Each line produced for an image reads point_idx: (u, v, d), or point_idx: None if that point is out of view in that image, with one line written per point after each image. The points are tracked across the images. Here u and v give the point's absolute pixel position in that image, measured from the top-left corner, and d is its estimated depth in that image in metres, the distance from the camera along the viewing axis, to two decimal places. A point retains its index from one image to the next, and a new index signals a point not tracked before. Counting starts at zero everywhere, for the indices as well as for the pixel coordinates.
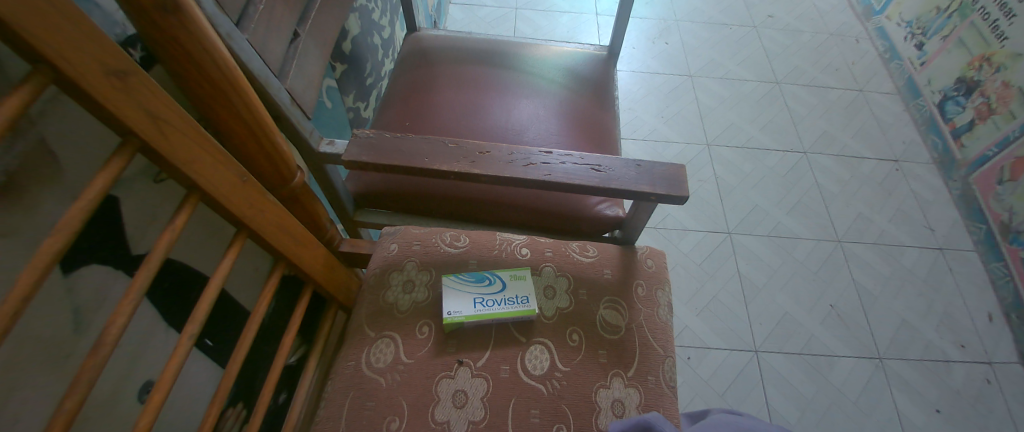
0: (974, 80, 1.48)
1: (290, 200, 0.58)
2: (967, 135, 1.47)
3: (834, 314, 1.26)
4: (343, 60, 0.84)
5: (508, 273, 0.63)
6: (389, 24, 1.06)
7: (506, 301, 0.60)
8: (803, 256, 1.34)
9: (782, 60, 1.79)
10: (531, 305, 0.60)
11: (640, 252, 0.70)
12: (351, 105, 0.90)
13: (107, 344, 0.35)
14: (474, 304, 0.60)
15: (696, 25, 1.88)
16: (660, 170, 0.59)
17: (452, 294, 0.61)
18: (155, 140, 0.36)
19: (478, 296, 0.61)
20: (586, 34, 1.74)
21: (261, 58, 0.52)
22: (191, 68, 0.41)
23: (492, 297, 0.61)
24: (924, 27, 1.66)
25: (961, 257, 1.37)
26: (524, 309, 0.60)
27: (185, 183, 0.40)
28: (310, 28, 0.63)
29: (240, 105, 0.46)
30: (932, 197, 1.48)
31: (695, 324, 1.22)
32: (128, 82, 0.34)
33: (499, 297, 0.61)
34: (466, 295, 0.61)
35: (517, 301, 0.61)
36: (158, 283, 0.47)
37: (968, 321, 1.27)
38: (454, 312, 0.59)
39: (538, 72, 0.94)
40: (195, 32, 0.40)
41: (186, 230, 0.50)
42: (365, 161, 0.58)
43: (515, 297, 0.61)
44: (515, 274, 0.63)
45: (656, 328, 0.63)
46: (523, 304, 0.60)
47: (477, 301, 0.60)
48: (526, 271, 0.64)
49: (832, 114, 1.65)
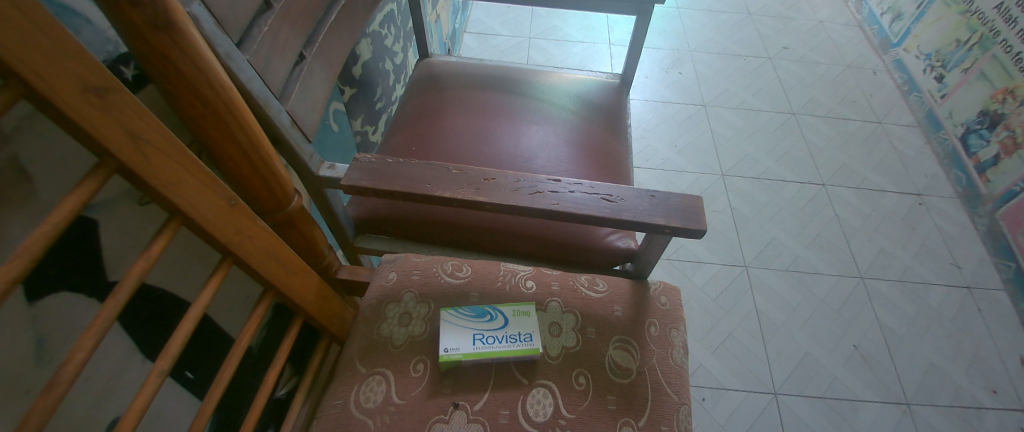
0: (997, 113, 1.43)
1: (285, 226, 0.56)
2: (992, 170, 1.42)
3: (858, 355, 1.18)
4: (352, 84, 0.83)
5: (510, 308, 0.59)
6: (401, 50, 1.06)
7: (508, 339, 0.56)
8: (824, 293, 1.28)
9: (798, 91, 1.76)
10: (534, 343, 0.56)
11: (653, 288, 0.65)
12: (359, 129, 0.89)
13: (63, 381, 0.32)
14: (473, 341, 0.56)
15: (709, 55, 1.88)
16: (675, 201, 0.56)
17: (450, 329, 0.57)
18: (134, 162, 0.35)
19: (477, 331, 0.57)
20: (599, 63, 1.74)
21: (262, 79, 0.50)
22: (182, 88, 0.39)
23: (493, 334, 0.57)
24: (944, 59, 1.63)
25: (990, 297, 1.29)
26: (527, 348, 0.56)
27: (166, 207, 0.38)
28: (318, 50, 0.62)
29: (235, 126, 0.44)
30: (957, 233, 1.41)
31: (710, 362, 1.16)
32: (107, 100, 0.32)
33: (501, 334, 0.57)
34: (465, 331, 0.57)
35: (520, 339, 0.57)
36: (136, 310, 0.44)
37: (1001, 366, 1.18)
38: (452, 349, 0.55)
39: (549, 98, 0.92)
40: (188, 51, 0.38)
41: (169, 255, 0.48)
42: (365, 185, 0.55)
43: (517, 334, 0.57)
44: (519, 309, 0.59)
45: (669, 372, 0.58)
46: (526, 343, 0.56)
47: (477, 337, 0.56)
48: (530, 306, 0.60)
49: (851, 146, 1.60)
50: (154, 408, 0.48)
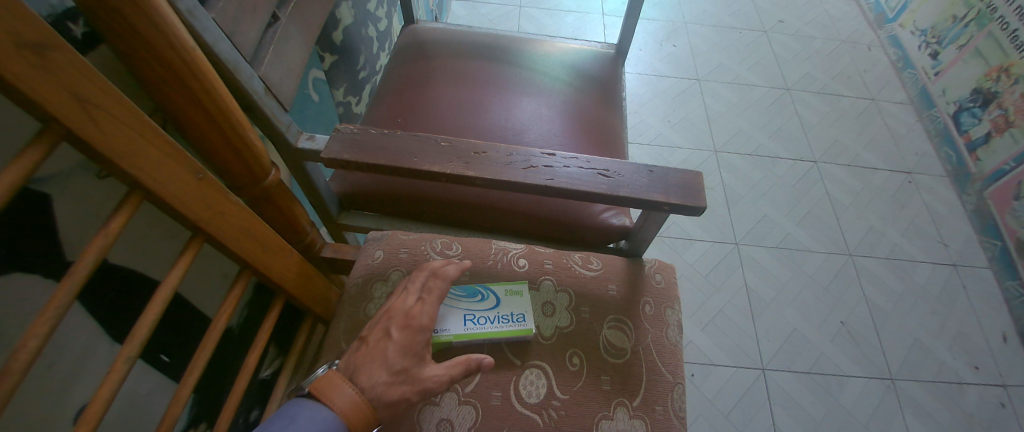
0: (991, 91, 1.42)
1: (263, 201, 0.53)
2: (983, 149, 1.42)
3: (845, 331, 1.20)
4: (333, 51, 0.78)
5: (502, 288, 0.57)
6: (386, 16, 1.00)
7: (500, 320, 0.54)
8: (813, 269, 1.28)
9: (792, 66, 1.73)
10: (527, 324, 0.55)
11: (649, 266, 0.64)
12: (341, 99, 0.85)
13: (16, 371, 0.29)
14: (464, 321, 0.53)
15: (704, 28, 1.83)
16: (674, 177, 0.54)
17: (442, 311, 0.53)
18: (85, 130, 0.31)
19: (468, 311, 0.54)
20: (592, 34, 1.68)
21: (231, 41, 0.46)
22: (140, 48, 0.36)
23: (484, 315, 0.54)
24: (939, 36, 1.61)
25: (975, 275, 1.31)
26: (520, 328, 0.54)
27: (126, 181, 0.35)
28: (293, 11, 0.57)
29: (202, 94, 0.40)
30: (946, 211, 1.42)
31: (700, 339, 1.16)
32: (49, 59, 0.28)
33: (493, 314, 0.55)
34: (455, 310, 0.54)
35: (512, 319, 0.55)
36: (100, 290, 0.41)
37: (982, 341, 1.21)
38: (442, 330, 0.52)
39: (542, 69, 0.88)
40: (143, 7, 0.34)
41: (133, 231, 0.44)
42: (347, 158, 0.52)
43: (509, 314, 0.55)
44: (511, 289, 0.57)
45: (665, 352, 0.57)
46: (519, 323, 0.55)
47: (467, 317, 0.53)
48: (523, 286, 0.58)
49: (844, 123, 1.59)
50: (126, 392, 0.46)
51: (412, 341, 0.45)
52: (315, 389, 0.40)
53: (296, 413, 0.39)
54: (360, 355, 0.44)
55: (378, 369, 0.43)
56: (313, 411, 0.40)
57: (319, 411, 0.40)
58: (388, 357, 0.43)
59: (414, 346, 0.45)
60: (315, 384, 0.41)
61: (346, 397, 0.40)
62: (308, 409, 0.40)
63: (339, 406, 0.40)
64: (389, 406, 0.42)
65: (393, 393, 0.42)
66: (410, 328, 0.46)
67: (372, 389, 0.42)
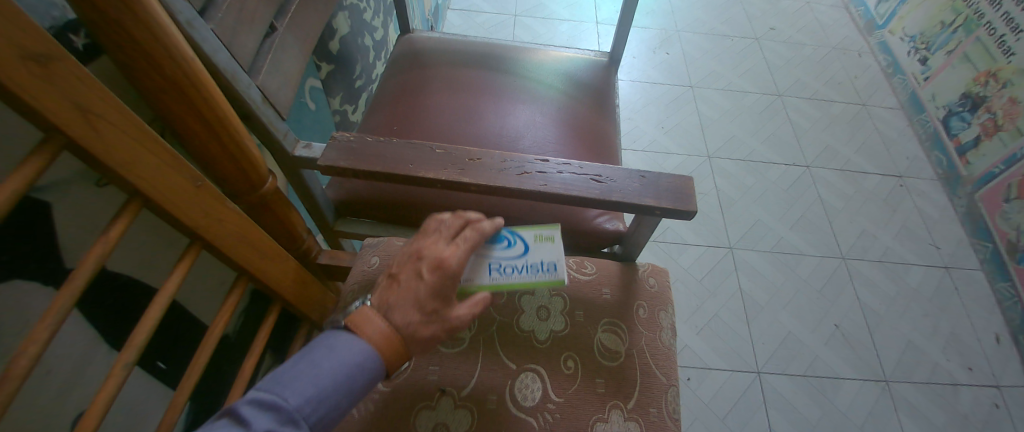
0: (980, 96, 1.45)
1: (259, 208, 0.53)
2: (973, 152, 1.44)
3: (839, 334, 1.20)
4: (330, 60, 0.79)
5: (532, 232, 0.48)
6: (382, 25, 1.01)
7: (528, 269, 0.47)
8: (807, 273, 1.30)
9: (784, 72, 1.76)
10: (559, 274, 0.46)
11: (642, 270, 0.64)
12: (337, 108, 0.86)
13: (16, 376, 0.30)
14: (489, 270, 0.47)
15: (697, 36, 1.85)
16: (666, 182, 0.55)
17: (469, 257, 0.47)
18: (86, 139, 0.32)
19: (496, 259, 0.47)
20: (586, 42, 1.71)
21: (229, 51, 0.47)
22: (139, 59, 0.36)
23: (512, 263, 0.47)
24: (928, 41, 1.63)
25: (968, 277, 1.33)
26: (552, 279, 0.46)
27: (126, 189, 0.36)
28: (290, 22, 0.58)
29: (201, 104, 0.41)
30: (937, 214, 1.43)
31: (696, 343, 1.17)
32: (52, 69, 0.29)
33: (521, 262, 0.47)
34: (484, 260, 0.47)
35: (542, 268, 0.47)
36: (99, 297, 0.42)
37: (976, 343, 1.22)
38: (464, 279, 0.46)
39: (535, 77, 0.89)
40: (143, 19, 0.35)
41: (130, 239, 0.45)
42: (343, 166, 0.53)
43: (540, 262, 0.47)
44: (542, 233, 0.48)
45: (658, 355, 0.58)
46: (550, 273, 0.46)
47: (493, 266, 0.47)
48: (556, 229, 0.49)
49: (835, 128, 1.61)
50: (124, 398, 0.46)
51: (441, 284, 0.43)
52: (352, 322, 0.43)
53: (334, 343, 0.42)
54: (392, 293, 0.43)
55: (409, 308, 0.42)
56: (349, 341, 0.42)
57: (355, 341, 0.42)
58: (419, 300, 0.43)
59: (443, 289, 0.43)
60: (353, 316, 0.43)
61: (379, 330, 0.42)
62: (346, 340, 0.43)
63: (372, 338, 0.42)
64: (421, 341, 0.43)
65: (426, 331, 0.43)
66: (442, 270, 0.43)
67: (405, 327, 0.42)
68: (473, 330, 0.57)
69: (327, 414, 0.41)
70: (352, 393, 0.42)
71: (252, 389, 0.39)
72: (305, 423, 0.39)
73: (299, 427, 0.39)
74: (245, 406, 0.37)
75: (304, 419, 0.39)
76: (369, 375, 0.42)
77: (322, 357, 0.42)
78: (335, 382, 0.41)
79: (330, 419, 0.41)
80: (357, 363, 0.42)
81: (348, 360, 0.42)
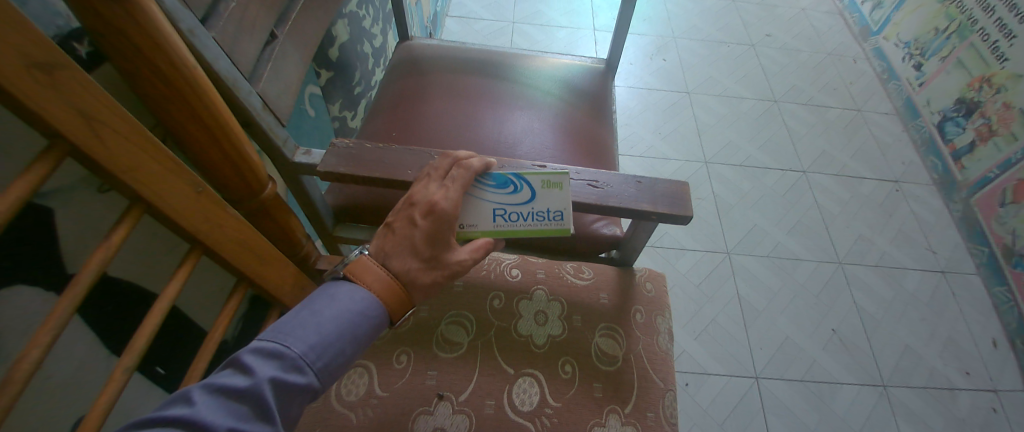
0: (974, 101, 1.46)
1: (259, 214, 0.53)
2: (968, 157, 1.45)
3: (837, 338, 1.21)
4: (329, 67, 0.80)
5: (540, 178, 0.46)
6: (381, 33, 1.02)
7: (534, 217, 0.46)
8: (804, 278, 1.30)
9: (780, 79, 1.77)
10: (564, 224, 0.47)
11: (639, 275, 0.65)
12: (336, 114, 0.86)
13: (17, 381, 0.30)
14: (494, 217, 0.46)
15: (694, 43, 1.87)
16: (662, 187, 0.55)
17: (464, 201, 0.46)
18: (89, 145, 0.32)
19: (499, 206, 0.46)
20: (583, 49, 1.72)
21: (230, 59, 0.47)
22: (143, 67, 0.37)
23: (518, 210, 0.46)
24: (922, 47, 1.65)
25: (964, 281, 1.33)
26: (557, 227, 0.47)
27: (128, 194, 0.37)
28: (290, 30, 0.59)
29: (204, 111, 0.41)
30: (933, 219, 1.44)
31: (694, 348, 1.17)
32: (56, 77, 0.29)
33: (527, 210, 0.46)
34: (483, 205, 0.46)
35: (548, 217, 0.46)
36: (99, 303, 0.42)
37: (973, 347, 1.22)
38: (467, 226, 0.46)
39: (533, 84, 0.90)
40: (146, 27, 0.35)
41: (131, 245, 0.45)
42: (342, 171, 0.53)
43: (546, 211, 0.46)
44: (550, 180, 0.46)
45: (656, 359, 0.58)
46: (556, 222, 0.46)
47: (498, 213, 0.46)
48: (563, 175, 0.46)
49: (831, 133, 1.62)
50: (123, 403, 0.46)
51: (435, 229, 0.44)
52: (351, 272, 0.44)
53: (335, 292, 0.44)
54: (388, 241, 0.45)
55: (406, 255, 0.44)
56: (350, 290, 0.44)
57: (356, 290, 0.44)
58: (414, 247, 0.44)
59: (437, 234, 0.44)
60: (352, 266, 0.45)
61: (380, 279, 0.44)
62: (347, 289, 0.44)
63: (373, 287, 0.44)
64: (422, 287, 0.45)
65: (425, 277, 0.45)
66: (435, 215, 0.44)
67: (404, 274, 0.44)
68: (472, 335, 0.57)
69: (333, 361, 0.41)
70: (356, 340, 0.43)
71: (255, 339, 0.39)
72: (311, 369, 0.40)
73: (305, 373, 0.39)
74: (249, 355, 0.38)
75: (310, 365, 0.40)
76: (372, 322, 0.44)
77: (323, 306, 0.43)
78: (338, 330, 0.42)
79: (336, 366, 0.41)
80: (359, 311, 0.43)
81: (351, 309, 0.43)
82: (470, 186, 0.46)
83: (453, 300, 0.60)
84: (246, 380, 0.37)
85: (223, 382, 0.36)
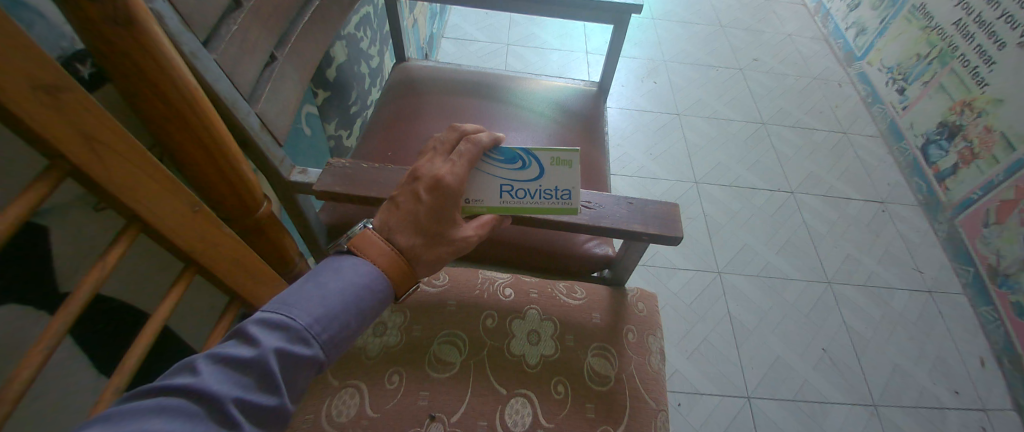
0: (956, 125, 1.50)
1: (254, 232, 0.53)
2: (951, 179, 1.49)
3: (827, 358, 1.22)
4: (326, 87, 0.81)
5: (550, 156, 0.47)
6: (378, 53, 1.04)
7: (541, 195, 0.49)
8: (794, 297, 1.31)
9: (767, 102, 1.82)
10: (571, 202, 0.50)
11: (631, 295, 0.66)
12: (332, 133, 0.87)
13: (7, 402, 0.30)
14: (501, 193, 0.48)
15: (684, 66, 1.92)
16: (653, 208, 0.56)
17: (470, 175, 0.47)
18: (89, 165, 0.33)
19: (507, 182, 0.48)
20: (576, 71, 1.76)
21: (231, 80, 0.48)
22: (144, 88, 0.38)
23: (526, 187, 0.48)
24: (904, 73, 1.70)
25: (951, 301, 1.35)
26: (564, 205, 0.50)
27: (124, 213, 0.37)
28: (290, 52, 0.60)
29: (203, 131, 0.42)
30: (919, 239, 1.47)
31: (686, 367, 1.17)
32: (61, 99, 0.30)
33: (535, 187, 0.48)
34: (491, 179, 0.48)
35: (555, 195, 0.49)
36: (89, 322, 0.42)
37: (961, 366, 1.24)
38: (474, 201, 0.48)
39: (527, 105, 0.92)
40: (150, 50, 0.36)
41: (124, 264, 0.45)
42: (338, 191, 0.54)
43: (553, 189, 0.49)
44: (559, 158, 0.47)
45: (648, 380, 0.59)
46: (563, 201, 0.50)
47: (506, 189, 0.48)
48: (573, 155, 0.47)
49: (818, 155, 1.66)
50: None
51: (440, 205, 0.45)
52: (356, 245, 0.45)
53: (341, 264, 0.44)
54: (393, 216, 0.46)
55: (410, 230, 0.45)
56: (355, 263, 0.45)
57: (360, 263, 0.45)
58: (418, 222, 0.45)
59: (442, 209, 0.45)
60: (356, 241, 0.45)
61: (384, 254, 0.45)
62: (351, 262, 0.45)
63: (378, 262, 0.45)
64: (427, 262, 0.46)
65: (429, 253, 0.46)
66: (439, 191, 0.45)
67: (408, 249, 0.45)
68: (465, 354, 0.57)
69: (339, 332, 0.42)
70: (361, 313, 0.44)
71: (260, 310, 0.39)
72: (317, 341, 0.40)
73: (310, 345, 0.40)
74: (254, 325, 0.38)
75: (314, 338, 0.40)
76: (377, 296, 0.45)
77: (329, 278, 0.43)
78: (343, 303, 0.42)
79: (342, 338, 0.42)
80: (364, 285, 0.44)
81: (357, 282, 0.44)
82: (476, 160, 0.47)
83: (447, 319, 0.60)
84: (251, 351, 0.37)
85: (227, 353, 0.36)
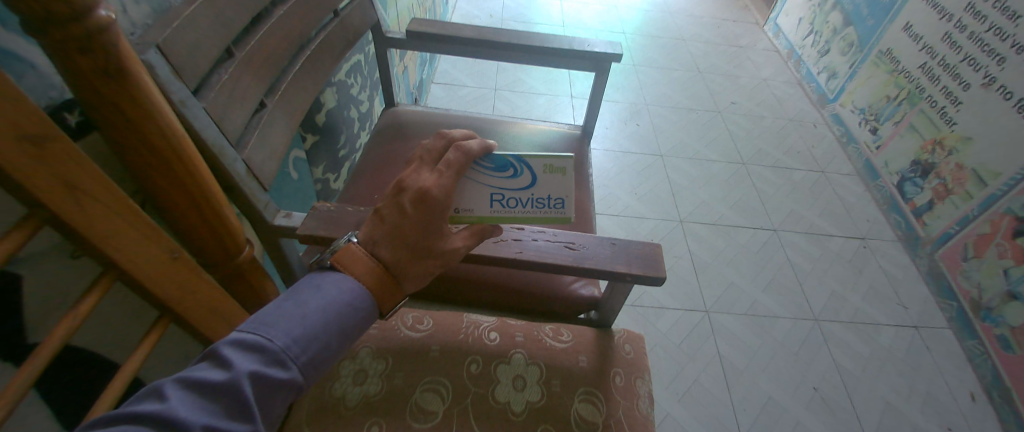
0: (928, 162, 1.56)
1: (235, 277, 0.53)
2: (928, 215, 1.53)
3: (818, 397, 1.20)
4: (315, 132, 0.82)
5: (541, 162, 0.47)
6: (368, 99, 1.07)
7: (532, 204, 0.48)
8: (782, 335, 1.31)
9: (746, 143, 1.88)
10: (565, 211, 0.49)
11: (618, 336, 0.65)
12: (320, 176, 0.88)
13: None
14: (491, 201, 0.48)
15: (665, 109, 1.99)
16: (636, 249, 0.57)
17: (458, 186, 0.47)
18: (69, 215, 0.33)
19: (497, 190, 0.47)
20: (562, 115, 1.81)
21: (219, 127, 0.49)
22: (130, 136, 0.38)
23: (516, 195, 0.48)
24: (876, 113, 1.78)
25: (937, 335, 1.36)
26: (557, 215, 0.49)
27: (101, 261, 0.37)
28: (279, 99, 0.61)
29: (187, 178, 0.42)
30: (900, 275, 1.50)
31: (677, 410, 1.15)
32: (46, 149, 0.30)
33: (526, 196, 0.48)
34: (482, 188, 0.47)
35: (547, 204, 0.48)
36: (56, 374, 0.40)
37: (953, 402, 1.23)
38: (464, 211, 0.48)
39: (513, 148, 0.94)
40: (138, 100, 0.37)
41: (98, 312, 0.44)
42: (321, 234, 0.54)
43: (545, 198, 0.48)
44: (550, 164, 0.47)
45: (637, 424, 0.57)
46: (556, 210, 0.48)
47: (496, 197, 0.47)
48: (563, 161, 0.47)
49: (797, 194, 1.71)
50: None
51: (426, 217, 0.45)
52: (339, 261, 0.44)
53: (322, 282, 0.44)
54: (377, 229, 0.45)
55: (395, 244, 0.45)
56: (337, 280, 0.44)
57: (343, 281, 0.44)
58: (404, 235, 0.45)
59: (428, 221, 0.45)
60: (339, 255, 0.44)
61: (368, 269, 0.44)
62: (333, 278, 0.44)
63: (362, 278, 0.44)
64: (414, 276, 0.46)
65: (416, 267, 0.46)
66: (425, 204, 0.44)
67: (393, 263, 0.45)
68: (448, 403, 0.56)
69: (317, 354, 0.41)
70: (342, 333, 0.43)
71: (236, 330, 0.39)
72: (294, 363, 0.40)
73: (287, 368, 0.39)
74: (228, 347, 0.38)
75: (292, 360, 0.40)
76: (360, 314, 0.44)
77: (309, 297, 0.43)
78: (323, 323, 0.42)
79: (321, 359, 0.41)
80: (346, 303, 0.44)
81: (338, 301, 0.43)
82: (466, 169, 0.46)
83: (430, 366, 0.59)
84: (224, 374, 0.36)
85: (198, 376, 0.36)
